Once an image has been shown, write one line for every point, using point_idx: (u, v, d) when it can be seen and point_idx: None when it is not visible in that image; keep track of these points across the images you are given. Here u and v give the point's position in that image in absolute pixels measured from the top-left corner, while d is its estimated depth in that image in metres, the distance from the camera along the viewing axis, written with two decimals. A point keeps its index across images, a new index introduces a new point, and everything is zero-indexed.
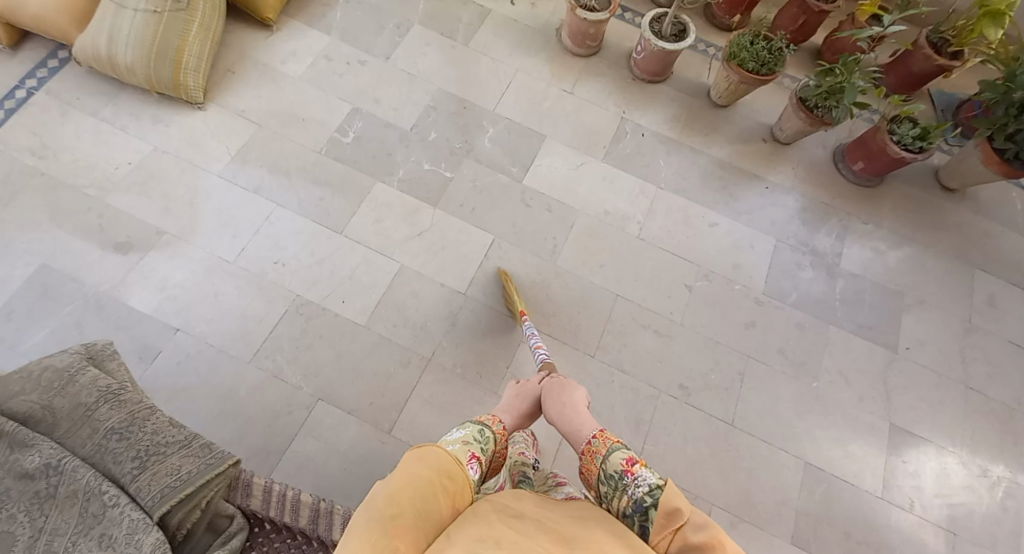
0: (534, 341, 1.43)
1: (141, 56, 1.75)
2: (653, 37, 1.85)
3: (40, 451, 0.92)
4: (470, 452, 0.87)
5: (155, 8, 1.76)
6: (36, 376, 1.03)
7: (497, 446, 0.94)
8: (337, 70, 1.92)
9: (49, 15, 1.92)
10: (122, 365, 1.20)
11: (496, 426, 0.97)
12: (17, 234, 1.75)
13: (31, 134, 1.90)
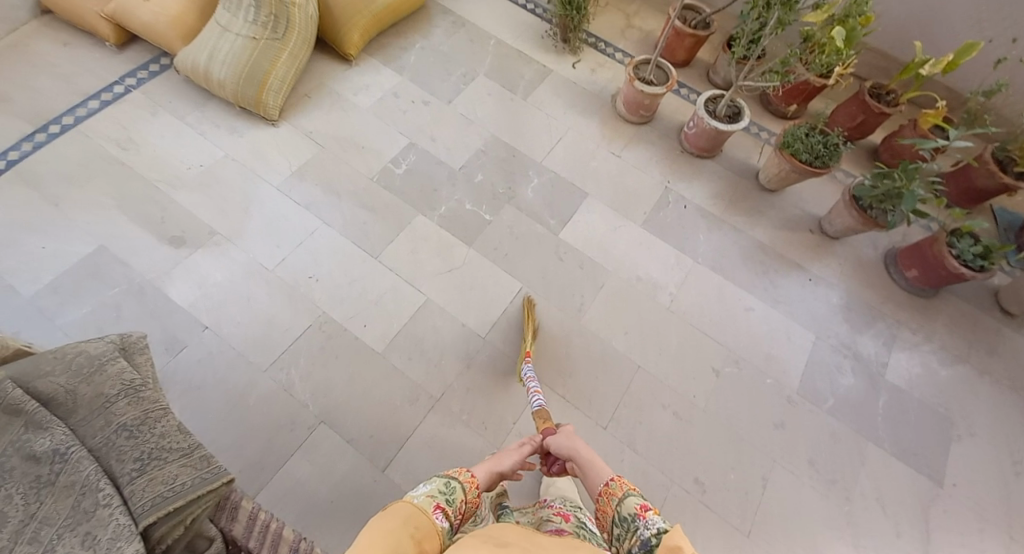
0: (531, 385, 1.40)
1: (233, 75, 1.90)
2: (707, 116, 1.86)
3: (53, 435, 0.95)
4: (434, 503, 0.89)
5: (254, 35, 1.92)
6: (69, 359, 1.10)
7: (466, 496, 0.97)
8: (402, 106, 2.02)
9: (157, 26, 2.14)
10: (148, 362, 1.25)
11: (465, 477, 1.01)
12: (87, 214, 1.89)
13: (120, 127, 2.09)
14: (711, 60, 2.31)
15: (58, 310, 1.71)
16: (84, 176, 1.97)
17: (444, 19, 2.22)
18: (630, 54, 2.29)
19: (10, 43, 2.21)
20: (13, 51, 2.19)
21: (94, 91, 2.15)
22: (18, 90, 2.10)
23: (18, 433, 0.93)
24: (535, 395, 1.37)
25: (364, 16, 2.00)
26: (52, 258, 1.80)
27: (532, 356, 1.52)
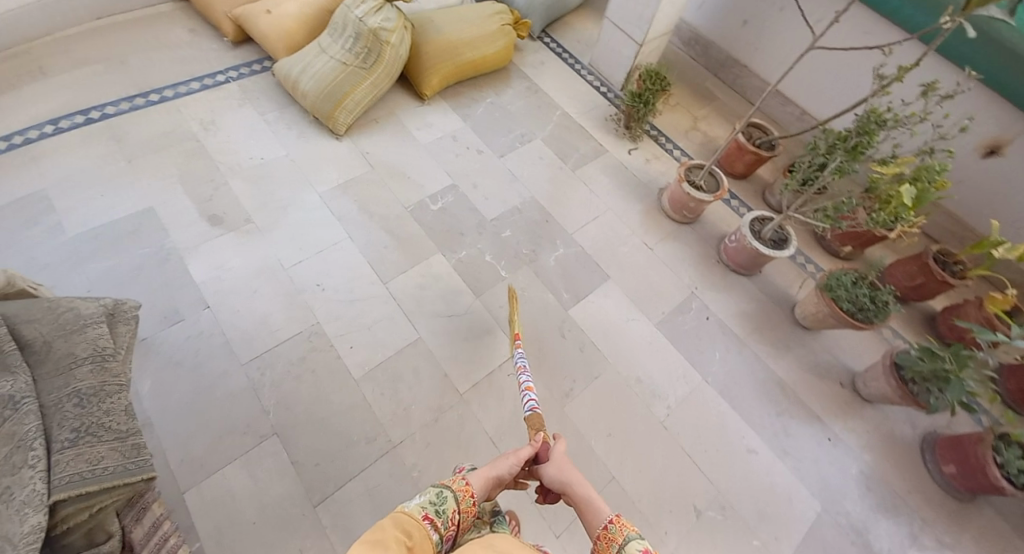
0: (524, 384, 1.25)
1: (316, 90, 2.00)
2: (749, 234, 1.77)
3: (15, 381, 0.99)
4: (423, 513, 0.80)
5: (345, 61, 2.01)
6: (58, 312, 1.14)
7: (459, 507, 0.87)
8: (456, 149, 2.07)
9: (271, 36, 2.33)
10: (130, 333, 1.27)
11: (459, 485, 0.90)
12: (149, 177, 2.03)
13: (206, 109, 2.26)
14: (769, 180, 2.24)
15: (88, 257, 1.80)
16: (163, 144, 2.12)
17: (519, 82, 2.30)
18: (689, 156, 2.26)
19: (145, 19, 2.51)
20: (145, 26, 2.48)
21: (199, 75, 2.36)
22: (135, 58, 2.34)
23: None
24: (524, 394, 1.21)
25: (447, 65, 2.09)
26: (102, 208, 1.92)
27: (519, 343, 1.39)
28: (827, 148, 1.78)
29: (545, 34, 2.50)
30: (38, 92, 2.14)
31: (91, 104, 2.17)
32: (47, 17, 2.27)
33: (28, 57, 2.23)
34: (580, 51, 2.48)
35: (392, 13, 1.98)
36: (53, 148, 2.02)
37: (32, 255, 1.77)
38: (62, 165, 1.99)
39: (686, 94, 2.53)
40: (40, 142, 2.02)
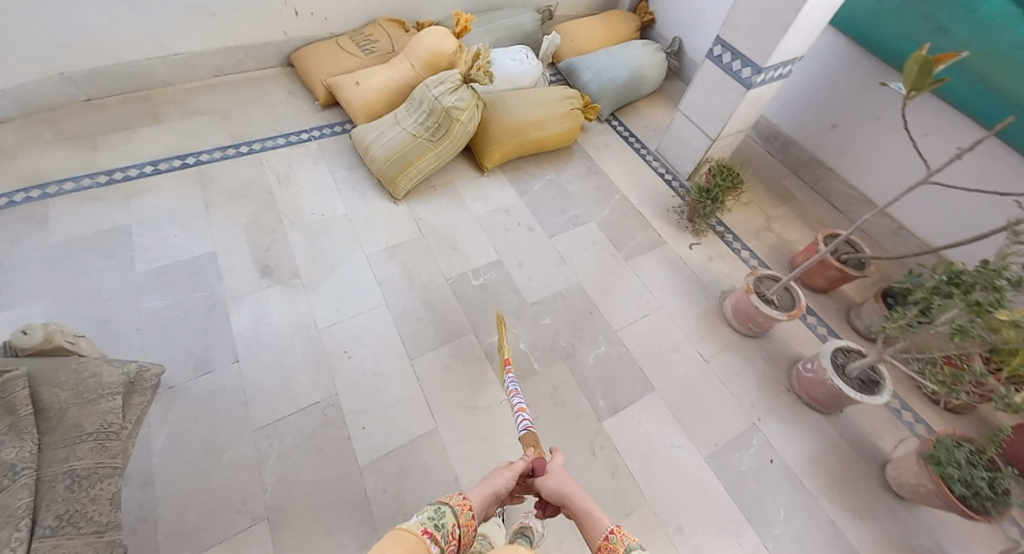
0: (517, 402, 1.28)
1: (384, 158, 2.01)
2: (830, 369, 1.52)
3: (20, 449, 1.02)
4: (425, 528, 0.85)
5: (416, 132, 2.01)
6: (82, 377, 1.18)
7: (458, 521, 0.92)
8: (506, 226, 1.99)
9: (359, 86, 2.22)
10: (142, 405, 1.27)
11: (457, 500, 0.95)
12: (218, 223, 2.12)
13: (284, 163, 2.34)
14: (854, 298, 1.98)
15: (145, 294, 1.89)
16: (239, 193, 2.23)
17: (581, 163, 2.23)
18: (761, 260, 2.05)
19: (250, 79, 2.68)
20: (251, 85, 2.66)
21: (287, 132, 2.46)
22: (234, 113, 2.53)
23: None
24: (518, 413, 1.24)
25: (511, 141, 2.06)
26: (171, 248, 2.03)
27: (509, 364, 1.42)
28: (940, 289, 1.52)
29: (614, 117, 2.44)
30: (146, 136, 2.36)
31: (187, 150, 2.35)
32: (174, 72, 2.52)
33: (146, 103, 2.48)
34: (650, 137, 2.39)
35: (467, 92, 1.97)
36: (145, 189, 2.20)
37: (101, 286, 1.89)
38: (147, 204, 2.15)
39: (762, 190, 2.35)
40: (136, 181, 2.21)
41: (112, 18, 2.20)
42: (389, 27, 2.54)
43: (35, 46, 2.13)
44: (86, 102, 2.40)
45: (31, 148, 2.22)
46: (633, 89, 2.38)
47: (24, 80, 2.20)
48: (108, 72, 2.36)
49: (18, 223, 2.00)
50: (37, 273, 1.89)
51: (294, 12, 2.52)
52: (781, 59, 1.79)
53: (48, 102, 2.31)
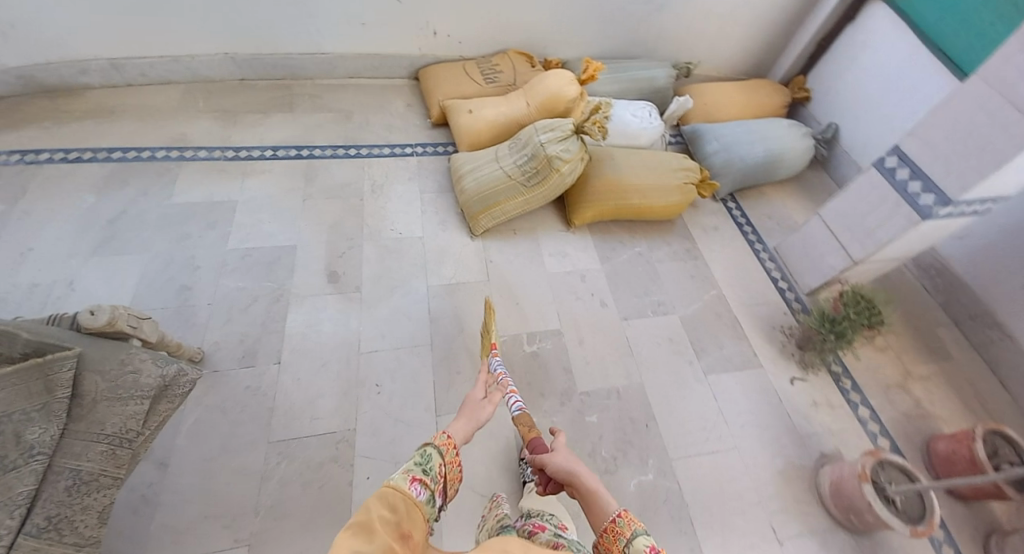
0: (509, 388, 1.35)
1: (472, 192, 1.91)
2: None
3: (45, 431, 1.01)
4: (412, 477, 0.90)
5: (511, 173, 1.88)
6: (123, 371, 1.13)
7: (445, 465, 0.98)
8: (578, 293, 1.79)
9: (477, 115, 2.15)
10: (168, 411, 1.18)
11: (441, 440, 1.03)
12: (306, 217, 2.14)
13: (383, 172, 2.29)
14: (1004, 523, 1.52)
15: (227, 271, 1.95)
16: (333, 192, 2.22)
17: (677, 243, 1.97)
18: (882, 424, 1.65)
19: (381, 85, 2.68)
20: (379, 93, 2.65)
21: (394, 142, 2.42)
22: (355, 115, 2.53)
23: (30, 411, 1.01)
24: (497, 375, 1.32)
25: (608, 203, 1.86)
26: (265, 232, 2.09)
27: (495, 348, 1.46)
28: None
29: (731, 197, 2.17)
30: (276, 122, 2.48)
31: (304, 141, 2.42)
32: (319, 70, 2.63)
33: (287, 91, 2.62)
34: (772, 232, 2.07)
35: (575, 144, 1.80)
36: (258, 170, 2.29)
37: (196, 252, 2.00)
38: (255, 185, 2.24)
39: (897, 327, 1.92)
40: (256, 162, 2.32)
41: (275, 12, 2.34)
42: (517, 59, 2.44)
43: (209, 25, 2.35)
44: (241, 82, 2.62)
45: (184, 113, 2.46)
46: (763, 174, 2.08)
47: (196, 53, 2.46)
48: (265, 60, 2.55)
49: (152, 176, 2.22)
50: (151, 224, 2.07)
51: (433, 31, 2.45)
52: (981, 195, 1.44)
53: (212, 76, 2.57)
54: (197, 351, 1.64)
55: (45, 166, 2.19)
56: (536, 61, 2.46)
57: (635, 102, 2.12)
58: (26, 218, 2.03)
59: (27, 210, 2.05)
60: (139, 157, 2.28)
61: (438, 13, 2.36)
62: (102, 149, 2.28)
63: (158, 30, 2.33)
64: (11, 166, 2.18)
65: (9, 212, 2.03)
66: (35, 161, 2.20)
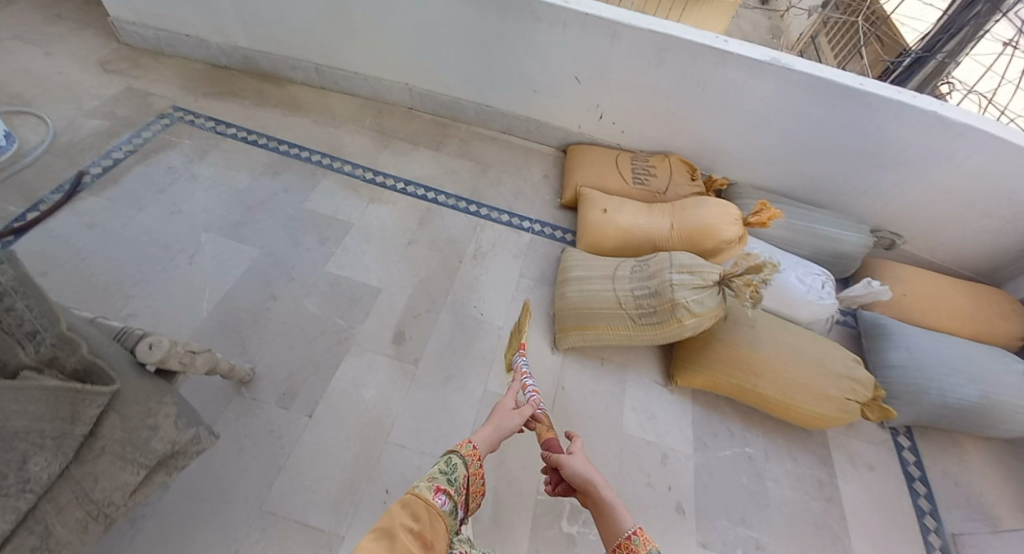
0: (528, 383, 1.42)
1: (571, 303, 1.63)
2: None
3: (46, 471, 0.80)
4: (437, 486, 0.94)
5: (622, 299, 1.57)
6: (146, 423, 0.92)
7: (468, 473, 1.02)
8: (647, 477, 1.42)
9: (609, 221, 1.87)
10: (157, 480, 0.99)
11: (467, 451, 1.07)
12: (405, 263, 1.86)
13: (491, 239, 2.02)
14: None
15: (310, 292, 1.68)
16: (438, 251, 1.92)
17: (808, 467, 1.50)
18: None
19: (527, 149, 2.49)
20: (520, 155, 2.45)
21: (515, 211, 2.17)
22: (496, 176, 2.31)
23: (43, 439, 0.79)
24: (531, 392, 1.38)
25: (727, 379, 1.49)
26: (356, 263, 1.80)
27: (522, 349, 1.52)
28: None
29: (907, 430, 1.64)
30: (421, 159, 2.30)
31: (437, 185, 2.20)
32: (478, 118, 2.48)
33: (443, 130, 2.49)
34: (945, 503, 1.51)
35: (711, 298, 1.47)
36: (384, 201, 2.08)
37: (296, 265, 1.75)
38: (376, 214, 2.02)
39: None
40: (386, 191, 2.11)
41: (461, 57, 2.22)
42: (677, 166, 2.19)
43: (403, 51, 2.28)
44: (407, 110, 2.53)
45: (350, 126, 2.39)
46: (956, 418, 1.55)
47: (383, 76, 2.42)
48: (438, 98, 2.44)
49: (300, 176, 2.09)
50: (277, 222, 1.89)
51: (599, 115, 2.26)
52: None
53: (388, 97, 2.51)
54: (248, 372, 1.43)
55: (228, 140, 2.15)
56: (699, 176, 2.18)
57: (801, 262, 1.74)
58: (191, 182, 1.95)
59: (196, 173, 1.99)
60: (298, 155, 2.18)
61: (614, 97, 2.14)
62: (275, 138, 2.22)
63: (356, 44, 2.30)
64: (205, 130, 2.18)
65: (183, 169, 1.99)
66: (223, 133, 2.19)
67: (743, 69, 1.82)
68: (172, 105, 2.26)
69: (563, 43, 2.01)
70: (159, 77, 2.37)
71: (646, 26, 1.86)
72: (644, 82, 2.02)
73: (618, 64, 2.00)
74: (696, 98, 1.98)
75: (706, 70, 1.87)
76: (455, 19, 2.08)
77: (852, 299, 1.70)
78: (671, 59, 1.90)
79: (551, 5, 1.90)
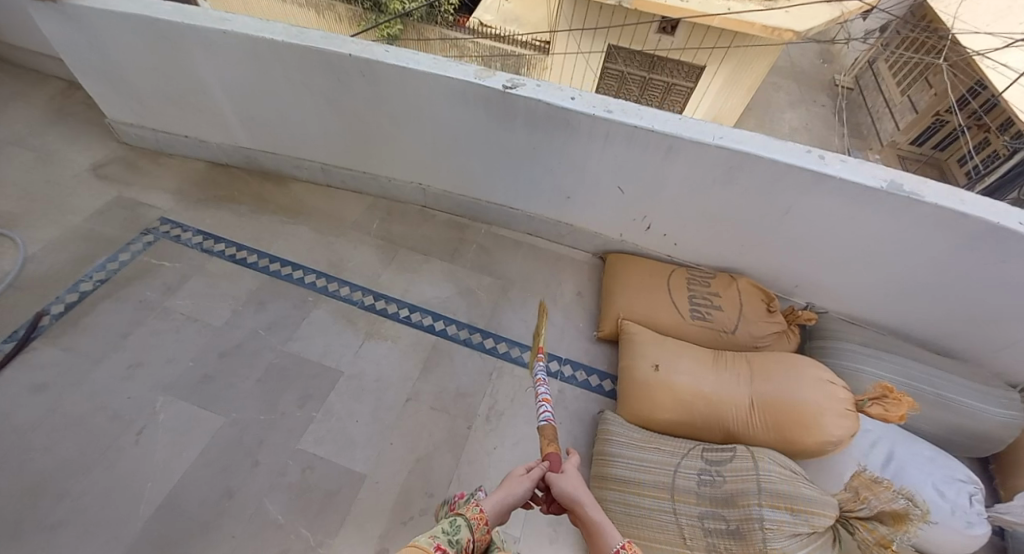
0: (543, 395, 1.33)
1: (620, 522, 1.28)
2: None
3: None
4: (437, 545, 0.90)
5: (687, 530, 1.24)
6: None
7: (472, 535, 0.97)
8: None
9: (661, 386, 1.48)
10: None
11: (473, 513, 0.99)
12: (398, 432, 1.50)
13: (507, 390, 1.65)
14: None
15: (280, 486, 1.37)
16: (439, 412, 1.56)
17: None
18: None
19: (557, 254, 2.08)
20: (549, 265, 2.05)
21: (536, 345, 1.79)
22: (518, 300, 1.94)
23: None
24: (541, 404, 1.31)
25: None
26: (343, 436, 1.48)
27: (539, 354, 1.46)
28: None
29: None
30: (432, 276, 1.96)
31: (447, 312, 1.85)
32: (502, 220, 2.12)
33: (460, 234, 2.12)
34: None
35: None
36: (385, 337, 1.75)
37: (268, 440, 1.45)
38: (373, 356, 1.69)
39: None
40: (387, 322, 1.79)
41: (482, 162, 1.90)
42: (747, 292, 1.75)
43: (415, 153, 1.97)
44: (421, 209, 2.19)
45: (355, 234, 2.07)
46: None
47: (395, 176, 2.11)
48: (455, 199, 2.10)
49: (289, 304, 1.80)
50: (254, 376, 1.58)
51: (648, 226, 1.86)
52: None
53: (399, 196, 2.18)
54: None
55: (213, 260, 1.89)
56: (775, 306, 1.73)
57: (935, 458, 1.41)
58: (163, 319, 1.70)
59: (169, 307, 1.74)
60: (291, 276, 1.88)
61: (665, 206, 1.74)
62: (266, 255, 1.94)
63: (369, 148, 2.00)
64: (189, 248, 1.92)
65: (156, 302, 1.74)
66: (209, 250, 1.92)
67: (842, 195, 1.46)
68: (160, 216, 2.01)
69: (610, 154, 1.66)
70: (154, 184, 2.14)
71: (714, 141, 1.49)
72: (707, 198, 1.64)
73: (676, 179, 1.63)
74: (775, 222, 1.61)
75: (794, 193, 1.50)
76: (477, 124, 1.76)
77: (1008, 523, 1.35)
78: (746, 178, 1.53)
79: (590, 114, 1.57)
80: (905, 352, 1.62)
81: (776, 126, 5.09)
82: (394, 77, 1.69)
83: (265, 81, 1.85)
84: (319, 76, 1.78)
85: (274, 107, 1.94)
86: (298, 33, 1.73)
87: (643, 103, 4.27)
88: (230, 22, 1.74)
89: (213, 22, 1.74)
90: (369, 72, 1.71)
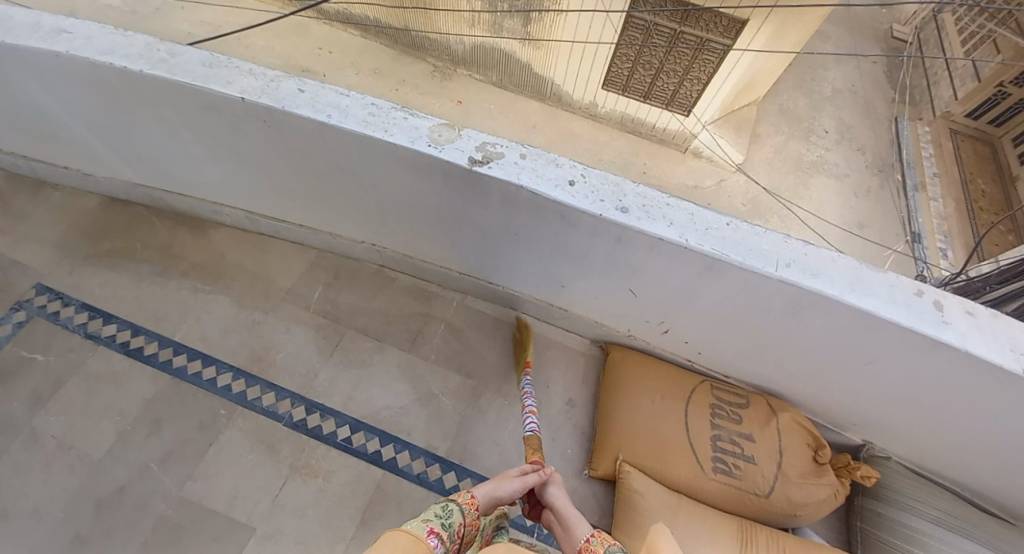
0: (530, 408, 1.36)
1: None
2: None
3: None
4: (429, 529, 0.72)
5: None
6: None
7: (465, 522, 0.80)
8: None
9: None
10: None
11: (464, 498, 0.84)
12: None
13: None
14: None
15: None
16: None
17: None
18: None
19: (543, 338, 1.65)
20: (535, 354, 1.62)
21: None
22: (490, 410, 1.53)
23: None
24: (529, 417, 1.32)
25: None
26: None
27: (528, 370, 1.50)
28: None
29: None
30: (385, 374, 1.55)
31: (401, 433, 1.47)
32: (477, 291, 1.66)
33: (424, 307, 1.67)
34: None
35: None
36: (313, 473, 1.39)
37: None
38: (294, 505, 1.34)
39: None
40: (319, 448, 1.42)
41: (446, 235, 1.42)
42: (789, 435, 1.32)
43: (357, 217, 1.50)
44: (378, 269, 1.72)
45: (287, 307, 1.64)
46: None
47: (339, 232, 1.63)
48: (417, 264, 1.63)
49: (193, 422, 1.43)
50: (141, 534, 1.28)
51: (665, 328, 1.39)
52: None
53: (349, 254, 1.71)
54: None
55: (96, 354, 1.51)
56: (825, 456, 1.32)
57: None
58: (23, 448, 1.35)
59: (38, 429, 1.39)
60: (198, 377, 1.50)
61: (690, 315, 1.28)
62: (171, 343, 1.55)
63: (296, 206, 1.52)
64: (71, 332, 1.53)
65: (22, 421, 1.39)
66: (94, 336, 1.53)
67: (955, 366, 1.00)
68: (36, 283, 1.60)
69: (616, 257, 1.20)
70: (32, 233, 1.68)
71: (776, 272, 1.02)
72: (750, 323, 1.19)
73: (710, 298, 1.17)
74: (845, 365, 1.16)
75: (885, 347, 1.05)
76: (429, 198, 1.27)
77: None
78: (815, 318, 1.07)
79: (593, 214, 1.08)
80: (990, 533, 1.23)
81: (821, 87, 3.40)
82: (308, 132, 1.17)
83: (136, 119, 1.34)
84: (202, 122, 1.27)
85: (157, 146, 1.44)
86: (171, 58, 1.17)
87: (663, 74, 2.86)
88: (67, 36, 1.19)
89: (43, 37, 1.19)
90: (277, 124, 1.18)
